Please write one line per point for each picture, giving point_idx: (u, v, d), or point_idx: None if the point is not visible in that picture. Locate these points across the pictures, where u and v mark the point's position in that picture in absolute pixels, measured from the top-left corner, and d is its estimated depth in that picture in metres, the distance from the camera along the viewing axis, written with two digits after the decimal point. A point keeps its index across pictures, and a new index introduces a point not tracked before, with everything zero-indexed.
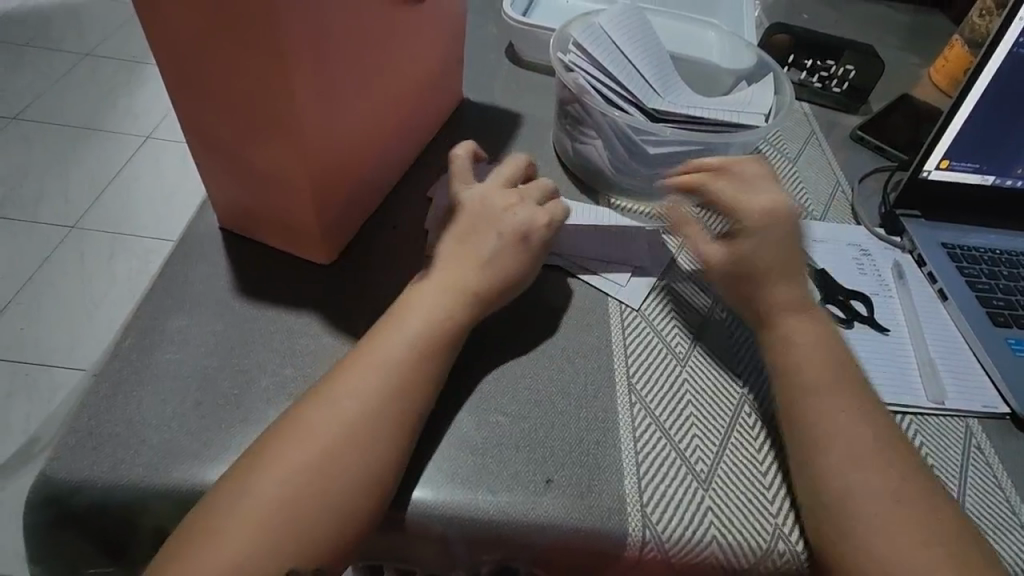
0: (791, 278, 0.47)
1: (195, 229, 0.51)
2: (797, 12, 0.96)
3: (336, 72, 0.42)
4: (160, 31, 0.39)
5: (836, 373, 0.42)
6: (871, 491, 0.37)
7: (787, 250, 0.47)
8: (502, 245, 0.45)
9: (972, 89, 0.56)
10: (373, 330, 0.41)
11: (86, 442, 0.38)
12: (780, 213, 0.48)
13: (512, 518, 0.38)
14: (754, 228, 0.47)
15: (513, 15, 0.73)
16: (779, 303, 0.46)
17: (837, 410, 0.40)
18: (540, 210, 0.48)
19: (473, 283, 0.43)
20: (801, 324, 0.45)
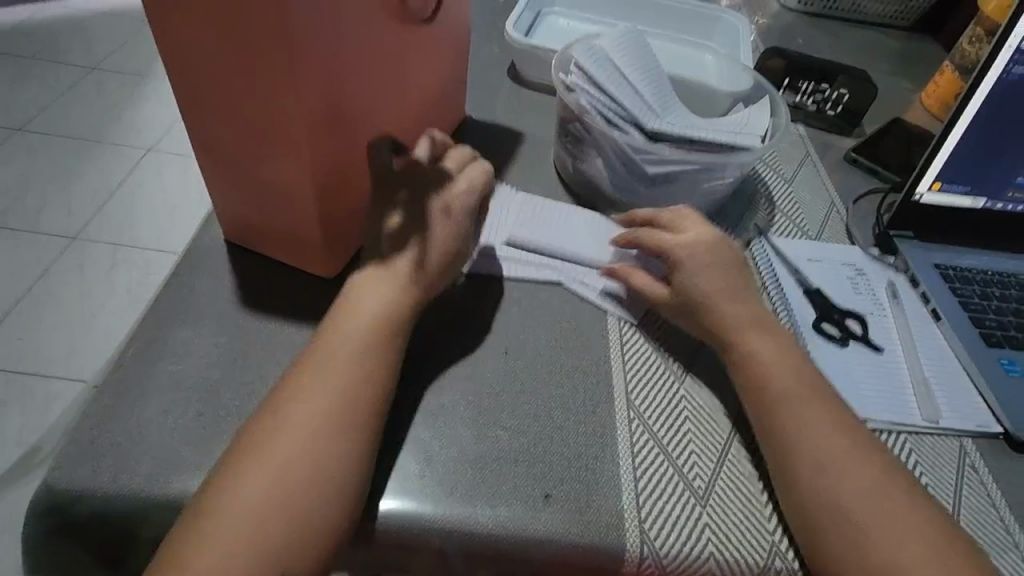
0: (738, 299, 0.47)
1: (199, 242, 0.51)
2: (792, 37, 0.98)
3: (342, 92, 0.43)
4: (175, 45, 0.40)
5: (801, 383, 0.43)
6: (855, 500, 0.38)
7: (729, 275, 0.48)
8: (440, 222, 0.47)
9: (963, 112, 0.58)
10: (327, 324, 0.42)
11: (88, 452, 0.38)
12: (719, 246, 0.49)
13: (512, 533, 0.38)
14: (687, 260, 0.48)
15: (515, 36, 0.74)
16: (732, 321, 0.46)
17: (812, 423, 0.41)
18: (459, 179, 0.50)
19: (416, 263, 0.45)
20: (761, 339, 0.45)
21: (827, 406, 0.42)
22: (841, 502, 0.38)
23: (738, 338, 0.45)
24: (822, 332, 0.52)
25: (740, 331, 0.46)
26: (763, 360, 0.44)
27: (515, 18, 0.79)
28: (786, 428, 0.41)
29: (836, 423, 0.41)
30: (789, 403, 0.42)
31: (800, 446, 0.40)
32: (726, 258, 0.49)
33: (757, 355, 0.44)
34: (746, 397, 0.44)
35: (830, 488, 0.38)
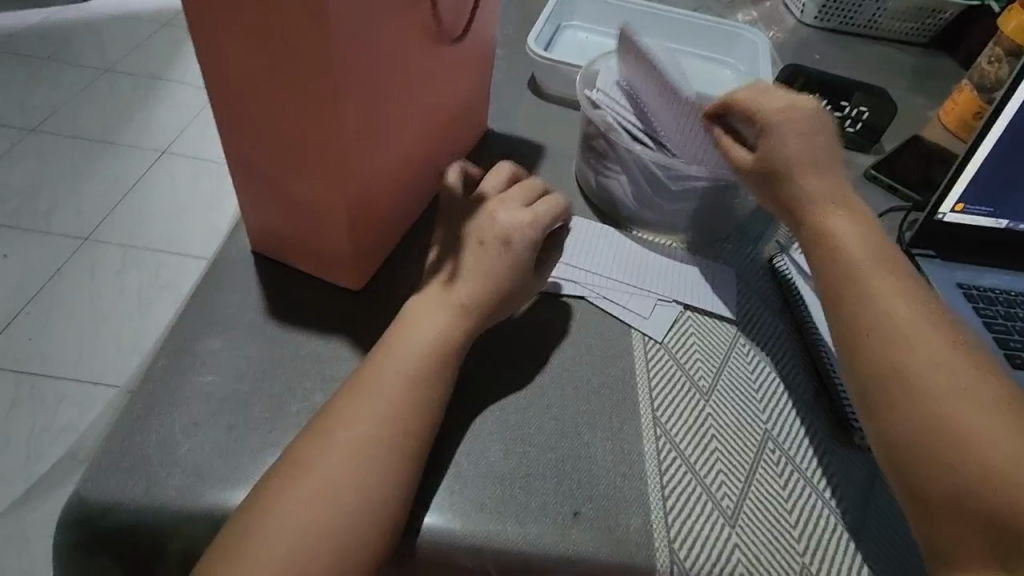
0: (830, 188, 0.52)
1: (227, 252, 0.52)
2: (808, 53, 0.99)
3: (377, 102, 0.44)
4: (214, 59, 0.40)
5: (916, 316, 0.43)
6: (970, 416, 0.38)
7: (829, 184, 0.52)
8: (486, 254, 0.45)
9: (987, 136, 0.58)
10: (380, 343, 0.42)
11: (120, 463, 0.38)
12: (813, 119, 0.54)
13: (542, 550, 0.38)
14: (779, 125, 0.52)
15: (537, 50, 0.75)
16: (837, 226, 0.49)
17: (914, 334, 0.42)
18: (524, 210, 0.47)
19: (465, 296, 0.44)
20: (844, 222, 0.50)
21: (933, 323, 0.43)
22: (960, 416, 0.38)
23: (836, 268, 0.47)
24: None
25: (822, 212, 0.51)
26: (866, 269, 0.46)
27: (535, 32, 0.79)
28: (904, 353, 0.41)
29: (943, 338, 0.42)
30: (896, 312, 0.43)
31: (914, 369, 0.41)
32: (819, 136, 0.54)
33: (858, 260, 0.47)
34: (852, 300, 0.45)
35: (923, 389, 0.40)
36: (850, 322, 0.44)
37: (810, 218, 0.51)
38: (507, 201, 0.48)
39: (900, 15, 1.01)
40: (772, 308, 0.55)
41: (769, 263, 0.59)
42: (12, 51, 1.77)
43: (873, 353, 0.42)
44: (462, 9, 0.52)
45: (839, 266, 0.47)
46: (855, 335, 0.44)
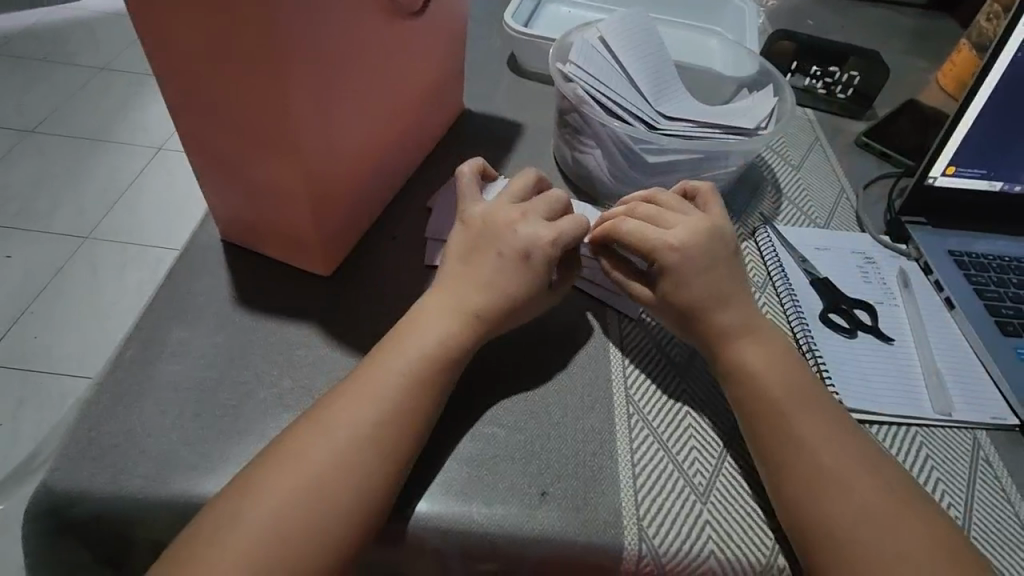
0: (733, 301, 0.44)
1: (197, 242, 0.51)
2: (801, 18, 0.95)
3: (334, 85, 0.43)
4: (162, 46, 0.40)
5: (802, 396, 0.40)
6: (847, 505, 0.36)
7: (722, 277, 0.44)
8: (504, 267, 0.44)
9: (976, 95, 0.55)
10: (371, 355, 0.41)
11: (86, 453, 0.38)
12: (708, 239, 0.45)
13: (508, 530, 0.38)
14: (676, 266, 0.44)
15: (515, 25, 0.73)
16: (731, 323, 0.43)
17: (813, 442, 0.38)
18: (546, 225, 0.45)
19: (480, 305, 0.43)
20: (757, 349, 0.43)
21: (829, 416, 0.40)
22: (840, 501, 0.36)
23: (727, 348, 0.43)
24: (830, 322, 0.51)
25: (737, 340, 0.43)
26: (758, 370, 0.41)
27: (514, 8, 0.78)
28: (790, 433, 0.39)
29: (842, 437, 0.39)
30: (792, 416, 0.39)
31: (797, 446, 0.38)
32: (717, 242, 0.45)
33: (755, 365, 0.42)
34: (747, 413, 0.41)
35: (828, 510, 0.36)
36: (737, 402, 0.41)
37: (724, 353, 0.43)
38: (527, 217, 0.45)
39: None
40: (756, 281, 0.54)
41: (751, 236, 0.58)
42: (9, 52, 1.78)
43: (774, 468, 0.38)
44: None
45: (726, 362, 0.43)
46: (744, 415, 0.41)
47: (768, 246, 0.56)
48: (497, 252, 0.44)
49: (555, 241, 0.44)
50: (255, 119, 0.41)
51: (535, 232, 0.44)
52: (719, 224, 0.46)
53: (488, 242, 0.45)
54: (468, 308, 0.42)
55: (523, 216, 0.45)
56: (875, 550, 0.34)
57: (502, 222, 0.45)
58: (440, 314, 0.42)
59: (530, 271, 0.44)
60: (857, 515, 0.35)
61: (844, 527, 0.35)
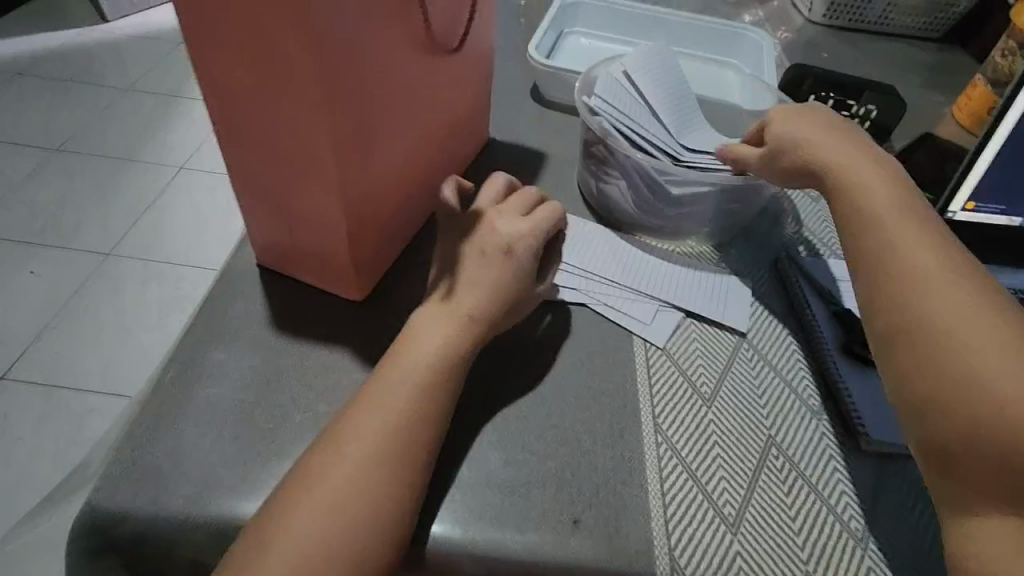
0: (861, 161, 0.49)
1: (234, 266, 0.53)
2: (816, 52, 0.98)
3: (372, 99, 0.44)
4: (212, 75, 0.41)
5: (933, 251, 0.43)
6: (967, 330, 0.38)
7: (846, 147, 0.51)
8: (490, 263, 0.46)
9: (993, 136, 0.57)
10: (379, 366, 0.42)
11: (129, 473, 0.39)
12: (835, 123, 0.53)
13: (542, 558, 0.38)
14: (787, 119, 0.54)
15: (538, 58, 0.75)
16: (836, 182, 0.49)
17: (932, 284, 0.40)
18: (524, 219, 0.48)
19: (470, 305, 0.44)
20: (886, 205, 0.46)
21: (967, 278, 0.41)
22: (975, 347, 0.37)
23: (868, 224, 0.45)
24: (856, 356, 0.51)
25: (854, 188, 0.48)
26: (880, 221, 0.45)
27: (537, 40, 0.80)
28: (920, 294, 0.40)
29: (971, 294, 0.39)
30: (898, 253, 0.43)
31: (909, 274, 0.41)
32: (847, 132, 0.53)
33: (876, 217, 0.45)
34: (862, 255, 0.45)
35: (948, 332, 0.38)
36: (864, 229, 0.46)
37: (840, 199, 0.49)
38: (505, 211, 0.49)
39: (911, 11, 1.00)
40: (776, 312, 0.55)
41: (773, 267, 0.59)
42: (39, 74, 1.83)
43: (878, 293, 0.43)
44: (457, 22, 0.53)
45: (845, 214, 0.48)
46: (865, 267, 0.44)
47: (791, 277, 0.57)
48: (480, 250, 0.46)
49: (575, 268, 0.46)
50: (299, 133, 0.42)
51: (514, 228, 0.47)
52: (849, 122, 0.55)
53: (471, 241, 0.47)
54: None
55: (527, 223, 0.48)
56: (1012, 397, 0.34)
57: (486, 224, 0.47)
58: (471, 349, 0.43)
59: (514, 264, 0.46)
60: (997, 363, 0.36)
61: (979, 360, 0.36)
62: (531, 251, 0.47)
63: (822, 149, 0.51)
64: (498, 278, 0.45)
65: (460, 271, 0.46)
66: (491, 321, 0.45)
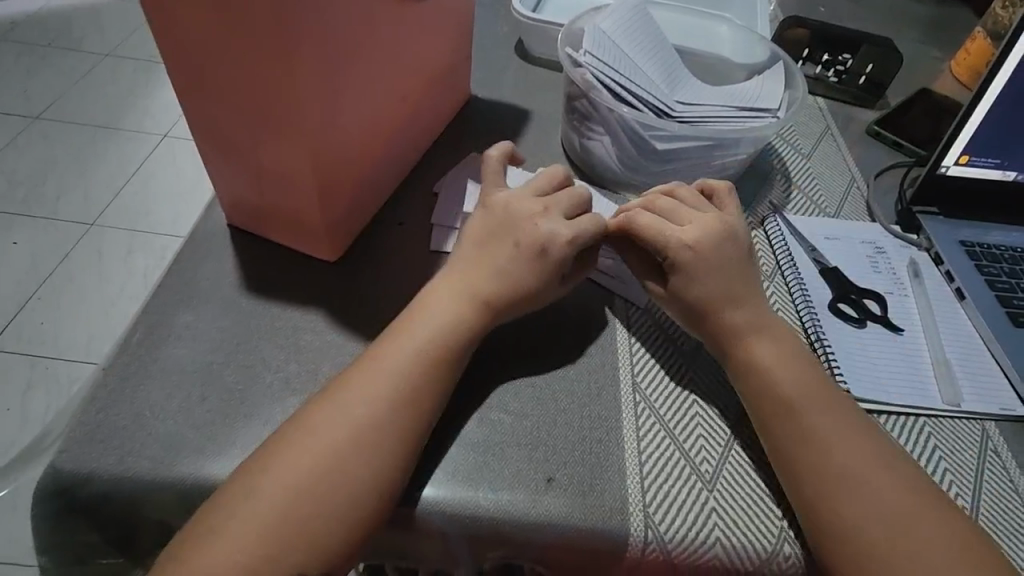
0: (740, 300, 0.44)
1: (204, 226, 0.51)
2: (814, 5, 0.94)
3: (341, 52, 0.42)
4: (166, 20, 0.39)
5: (815, 395, 0.40)
6: (859, 487, 0.36)
7: (731, 274, 0.44)
8: (517, 258, 0.43)
9: (988, 87, 0.55)
10: (393, 329, 0.41)
11: (94, 435, 0.38)
12: (721, 238, 0.45)
13: (513, 516, 0.38)
14: (692, 263, 0.44)
15: (521, 11, 0.72)
16: (738, 325, 0.43)
17: (824, 437, 0.38)
18: (567, 223, 0.44)
19: (490, 291, 0.42)
20: (766, 347, 0.42)
21: (852, 428, 0.39)
22: (857, 497, 0.36)
23: (738, 343, 0.42)
24: (840, 313, 0.50)
25: (750, 339, 0.42)
26: (773, 369, 0.41)
27: None
28: (802, 427, 0.39)
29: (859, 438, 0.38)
30: (807, 410, 0.39)
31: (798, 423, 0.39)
32: (725, 251, 0.45)
33: (765, 364, 0.41)
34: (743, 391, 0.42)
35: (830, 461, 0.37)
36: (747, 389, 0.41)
37: (736, 353, 0.42)
38: (553, 214, 0.45)
39: None
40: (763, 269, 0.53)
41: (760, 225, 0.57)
42: (15, 38, 1.77)
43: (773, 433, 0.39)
44: None
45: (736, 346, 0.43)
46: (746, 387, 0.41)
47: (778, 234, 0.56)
48: (513, 242, 0.44)
49: (573, 239, 0.44)
50: (268, 122, 0.42)
51: (555, 229, 0.44)
52: (733, 223, 0.46)
53: (505, 231, 0.44)
54: (480, 296, 0.42)
55: (546, 210, 0.45)
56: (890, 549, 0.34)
57: (527, 216, 0.44)
58: (448, 301, 0.42)
59: (548, 264, 0.43)
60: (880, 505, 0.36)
61: (855, 521, 0.35)
62: (564, 257, 0.44)
63: (672, 239, 0.44)
64: (533, 272, 0.43)
65: (471, 259, 0.44)
66: (510, 304, 0.43)
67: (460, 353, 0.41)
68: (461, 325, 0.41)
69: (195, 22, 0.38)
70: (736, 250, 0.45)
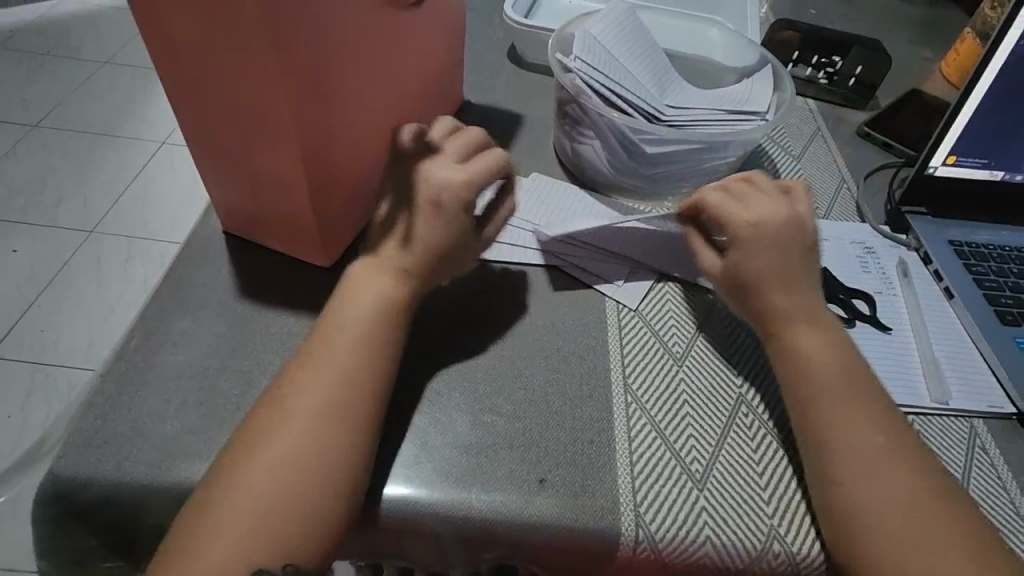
0: (796, 286, 0.45)
1: (200, 234, 0.52)
2: (804, 8, 0.95)
3: (332, 59, 0.42)
4: (160, 31, 0.40)
5: (850, 383, 0.41)
6: (878, 478, 0.37)
7: (790, 261, 0.45)
8: (417, 217, 0.44)
9: (974, 88, 0.55)
10: (319, 321, 0.42)
11: (92, 441, 0.39)
12: (787, 224, 0.46)
13: (506, 516, 0.38)
14: (749, 240, 0.45)
15: (513, 16, 0.72)
16: (784, 309, 0.44)
17: (847, 424, 0.39)
18: (459, 169, 0.45)
19: (400, 259, 0.43)
20: (812, 334, 0.43)
21: (878, 419, 0.40)
22: (872, 485, 0.37)
23: (783, 329, 0.44)
24: (829, 313, 0.51)
25: (792, 326, 0.43)
26: (814, 355, 0.42)
27: None
28: (827, 415, 0.40)
29: (883, 429, 0.39)
30: (832, 399, 0.40)
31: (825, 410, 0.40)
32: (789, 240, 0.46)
33: (807, 351, 0.42)
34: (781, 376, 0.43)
35: (850, 451, 0.38)
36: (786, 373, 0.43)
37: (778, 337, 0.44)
38: (443, 160, 0.45)
39: None
40: None
41: None
42: (14, 47, 1.78)
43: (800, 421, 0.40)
44: None
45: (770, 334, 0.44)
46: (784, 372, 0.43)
47: None
48: (410, 202, 0.44)
49: (469, 180, 0.44)
50: (262, 130, 0.42)
51: (447, 176, 0.44)
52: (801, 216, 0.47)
53: (403, 193, 0.45)
54: (397, 270, 0.43)
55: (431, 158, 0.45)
56: (880, 540, 0.35)
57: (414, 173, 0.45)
58: (365, 279, 0.43)
59: (447, 217, 0.44)
60: (885, 498, 0.36)
61: (871, 511, 0.36)
62: (463, 204, 0.44)
63: (732, 221, 0.46)
64: (438, 228, 0.43)
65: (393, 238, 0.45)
66: (427, 272, 0.44)
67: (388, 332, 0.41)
68: (388, 307, 0.42)
69: (189, 32, 0.39)
70: (801, 236, 0.46)
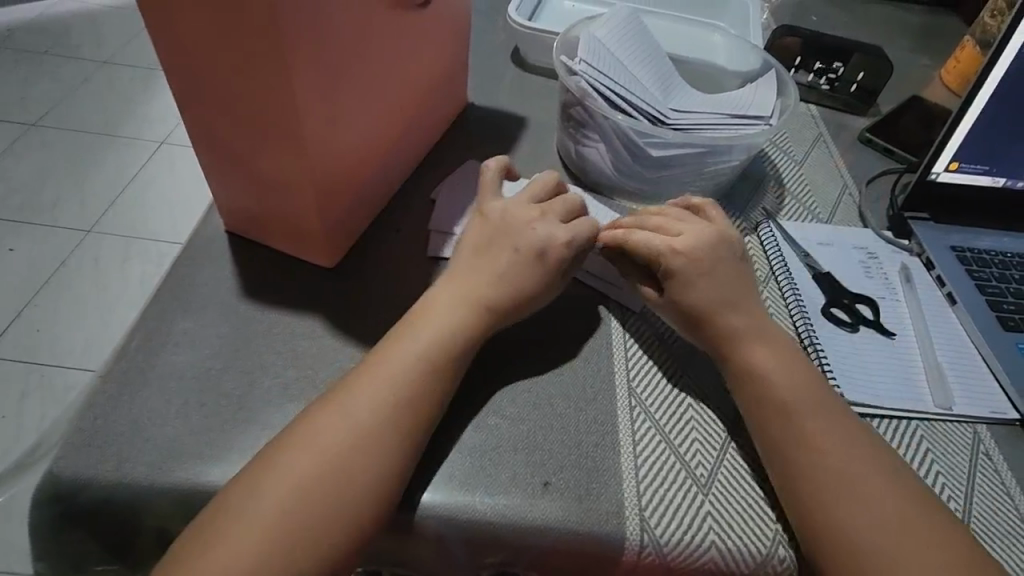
0: (739, 305, 0.44)
1: (203, 233, 0.52)
2: (805, 14, 0.95)
3: (337, 62, 0.42)
4: (165, 32, 0.40)
5: (815, 400, 0.40)
6: (853, 500, 0.36)
7: (729, 287, 0.44)
8: (517, 261, 0.44)
9: (978, 94, 0.56)
10: (390, 334, 0.42)
11: (92, 441, 0.38)
12: (713, 245, 0.45)
13: (510, 520, 0.38)
14: (683, 270, 0.44)
15: (516, 19, 0.73)
16: (738, 326, 0.43)
17: (829, 444, 0.38)
18: (562, 227, 0.46)
19: (489, 294, 0.43)
20: (763, 348, 0.42)
21: (855, 438, 0.39)
22: (848, 506, 0.36)
23: (729, 342, 0.43)
24: (832, 317, 0.51)
25: (738, 340, 0.43)
26: (764, 368, 0.41)
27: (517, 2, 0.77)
28: (808, 430, 0.39)
29: (859, 445, 0.39)
30: (806, 415, 0.39)
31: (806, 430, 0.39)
32: (740, 276, 0.45)
33: (760, 363, 0.42)
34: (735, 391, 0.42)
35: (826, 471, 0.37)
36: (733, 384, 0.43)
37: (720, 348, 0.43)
38: (548, 217, 0.46)
39: None
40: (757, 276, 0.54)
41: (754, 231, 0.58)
42: (13, 45, 1.78)
43: (767, 437, 0.40)
44: None
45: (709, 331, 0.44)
46: (741, 391, 0.42)
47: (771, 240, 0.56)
48: (513, 246, 0.45)
49: (570, 241, 0.45)
50: (266, 129, 0.42)
51: (551, 232, 0.45)
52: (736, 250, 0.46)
53: (504, 235, 0.45)
54: (481, 300, 0.43)
55: (544, 215, 0.46)
56: (884, 549, 0.35)
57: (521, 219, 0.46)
58: (451, 303, 0.42)
59: (546, 267, 0.45)
60: (867, 521, 0.36)
61: (852, 535, 0.35)
62: (564, 259, 0.45)
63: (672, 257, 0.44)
64: (533, 276, 0.44)
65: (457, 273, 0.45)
66: (506, 310, 0.44)
67: (460, 355, 0.41)
68: (460, 330, 0.41)
69: (193, 33, 0.39)
70: (719, 246, 0.46)
